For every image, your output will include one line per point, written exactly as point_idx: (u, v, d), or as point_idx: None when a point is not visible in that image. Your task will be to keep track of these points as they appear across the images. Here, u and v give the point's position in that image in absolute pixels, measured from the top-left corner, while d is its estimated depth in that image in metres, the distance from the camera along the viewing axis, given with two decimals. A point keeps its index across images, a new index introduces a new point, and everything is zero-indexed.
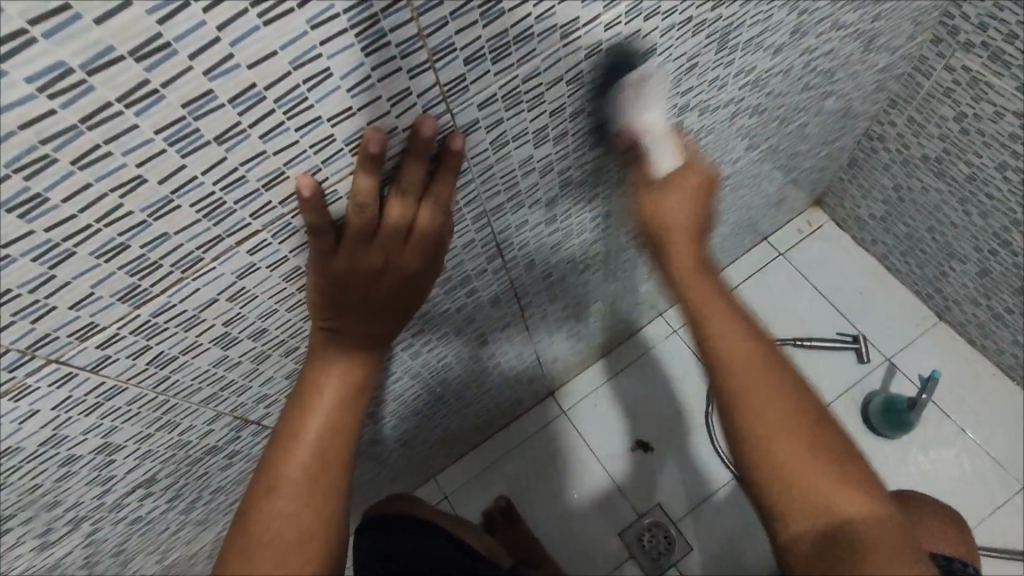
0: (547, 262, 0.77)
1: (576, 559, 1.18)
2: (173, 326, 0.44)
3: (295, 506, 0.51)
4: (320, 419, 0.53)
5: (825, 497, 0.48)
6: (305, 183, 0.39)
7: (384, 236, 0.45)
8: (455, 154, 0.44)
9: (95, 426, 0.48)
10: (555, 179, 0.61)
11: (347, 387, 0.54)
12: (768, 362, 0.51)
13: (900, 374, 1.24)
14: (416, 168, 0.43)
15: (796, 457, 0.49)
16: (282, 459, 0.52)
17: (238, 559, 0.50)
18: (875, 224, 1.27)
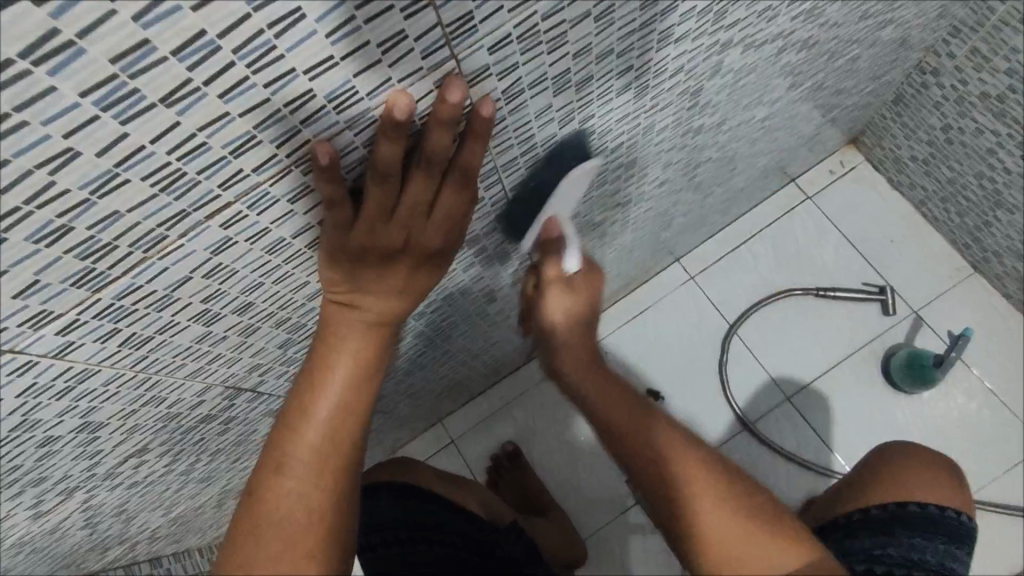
0: (562, 216, 0.71)
1: (583, 504, 1.18)
2: (144, 308, 0.40)
3: (305, 485, 0.49)
4: (333, 398, 0.49)
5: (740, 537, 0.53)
6: (321, 149, 0.35)
7: (405, 212, 0.42)
8: (482, 121, 0.39)
9: (71, 408, 0.44)
10: (576, 129, 0.54)
11: (362, 365, 0.49)
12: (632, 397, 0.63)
13: (926, 327, 1.19)
14: (442, 136, 0.38)
15: (724, 518, 0.54)
16: (292, 436, 0.49)
17: (247, 534, 0.49)
18: (916, 167, 1.17)
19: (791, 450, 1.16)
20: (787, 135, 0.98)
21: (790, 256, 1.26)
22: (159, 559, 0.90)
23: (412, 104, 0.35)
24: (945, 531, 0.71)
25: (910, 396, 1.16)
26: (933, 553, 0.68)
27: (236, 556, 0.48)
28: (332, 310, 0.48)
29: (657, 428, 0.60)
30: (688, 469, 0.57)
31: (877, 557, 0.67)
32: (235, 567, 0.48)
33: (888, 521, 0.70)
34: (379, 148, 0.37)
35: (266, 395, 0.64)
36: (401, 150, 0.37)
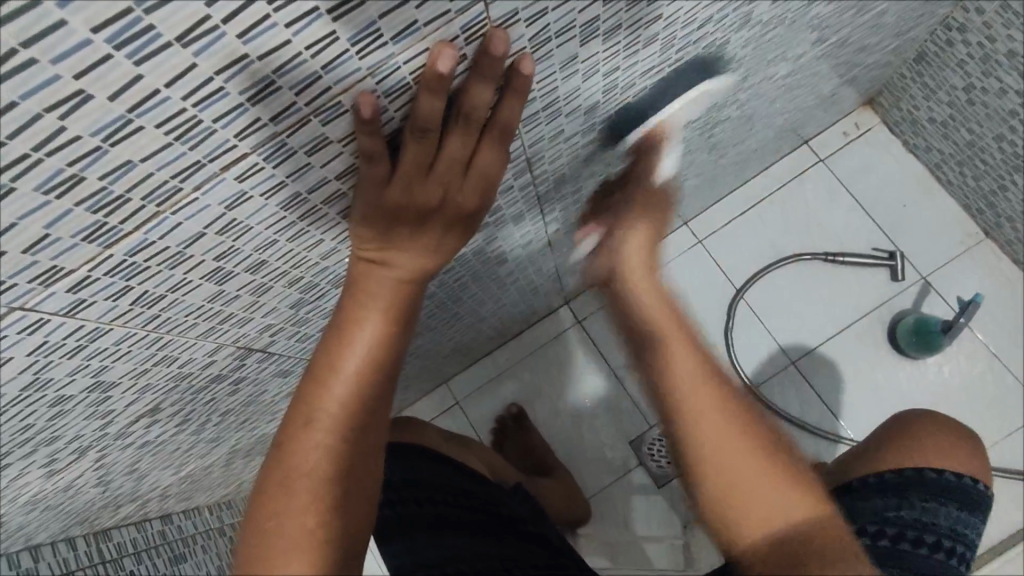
0: (578, 176, 0.69)
1: (586, 466, 1.20)
2: (157, 265, 0.38)
3: (333, 442, 0.49)
4: (361, 355, 0.49)
5: (746, 484, 0.52)
6: (365, 101, 0.35)
7: (443, 169, 0.42)
8: (522, 78, 0.40)
9: (83, 367, 0.43)
10: (601, 82, 0.51)
11: (389, 322, 0.49)
12: (706, 376, 0.55)
13: (934, 294, 1.19)
14: (483, 92, 0.39)
15: (732, 450, 0.53)
16: (319, 391, 0.49)
17: (273, 488, 0.49)
18: (934, 130, 1.15)
19: (793, 413, 1.17)
20: (807, 94, 0.95)
21: (800, 221, 1.24)
22: (170, 515, 0.92)
23: (456, 57, 0.35)
24: (964, 501, 0.72)
25: (915, 362, 1.16)
26: (945, 517, 0.70)
27: (265, 511, 0.48)
28: (362, 267, 0.48)
29: (732, 408, 0.55)
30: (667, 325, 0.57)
31: (890, 518, 0.69)
32: (262, 521, 0.48)
33: (902, 485, 0.72)
34: (420, 102, 0.37)
35: (277, 355, 0.63)
36: (441, 106, 0.38)
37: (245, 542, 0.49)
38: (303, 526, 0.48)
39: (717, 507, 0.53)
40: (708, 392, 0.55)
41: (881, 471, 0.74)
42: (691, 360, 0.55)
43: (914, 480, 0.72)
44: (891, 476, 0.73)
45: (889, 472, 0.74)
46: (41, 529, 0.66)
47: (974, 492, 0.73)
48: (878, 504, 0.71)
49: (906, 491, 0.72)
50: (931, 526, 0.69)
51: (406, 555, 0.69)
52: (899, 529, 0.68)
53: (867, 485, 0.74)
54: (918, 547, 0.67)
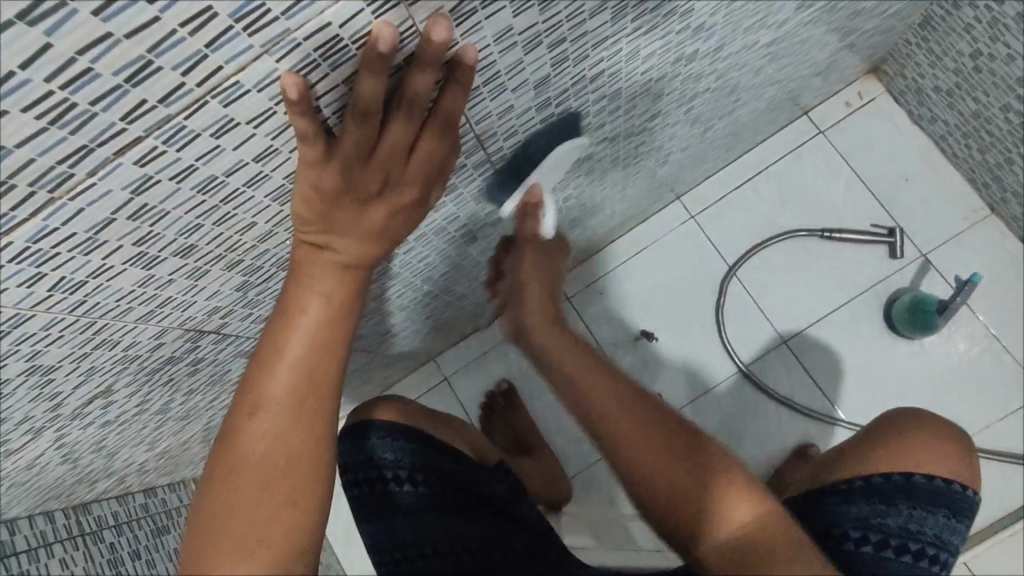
0: (542, 152, 0.66)
1: (571, 443, 1.19)
2: (69, 251, 0.37)
3: (281, 428, 0.48)
4: (305, 339, 0.48)
5: (688, 484, 0.54)
6: (290, 80, 0.34)
7: (384, 152, 0.41)
8: (464, 69, 0.41)
9: (13, 352, 0.43)
10: (546, 54, 0.48)
11: (332, 306, 0.48)
12: (617, 381, 0.61)
13: (934, 272, 1.15)
14: (425, 78, 0.38)
15: (672, 467, 0.55)
16: (261, 378, 0.48)
17: (223, 481, 0.48)
18: (940, 99, 1.09)
19: (782, 393, 1.15)
20: (798, 62, 0.91)
21: (796, 195, 1.20)
22: (153, 488, 0.94)
23: (396, 35, 0.35)
24: (950, 507, 0.69)
25: (910, 342, 1.13)
26: (932, 526, 0.68)
27: (215, 503, 0.48)
28: (303, 253, 0.47)
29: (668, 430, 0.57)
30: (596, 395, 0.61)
31: (873, 525, 0.67)
32: (212, 514, 0.48)
33: (890, 491, 0.69)
34: (362, 83, 0.37)
35: (232, 336, 0.62)
36: (382, 87, 0.37)
37: (194, 537, 0.48)
38: (255, 516, 0.47)
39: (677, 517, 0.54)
40: (601, 382, 0.61)
41: (871, 474, 0.71)
42: (608, 397, 0.60)
43: (903, 488, 0.69)
44: (880, 481, 0.70)
45: (877, 477, 0.70)
46: (15, 503, 0.68)
47: (961, 497, 0.70)
48: (864, 508, 0.68)
49: (892, 495, 0.69)
50: (915, 534, 0.67)
51: (383, 534, 0.72)
52: (884, 536, 0.67)
53: (853, 487, 0.70)
54: (900, 555, 0.66)
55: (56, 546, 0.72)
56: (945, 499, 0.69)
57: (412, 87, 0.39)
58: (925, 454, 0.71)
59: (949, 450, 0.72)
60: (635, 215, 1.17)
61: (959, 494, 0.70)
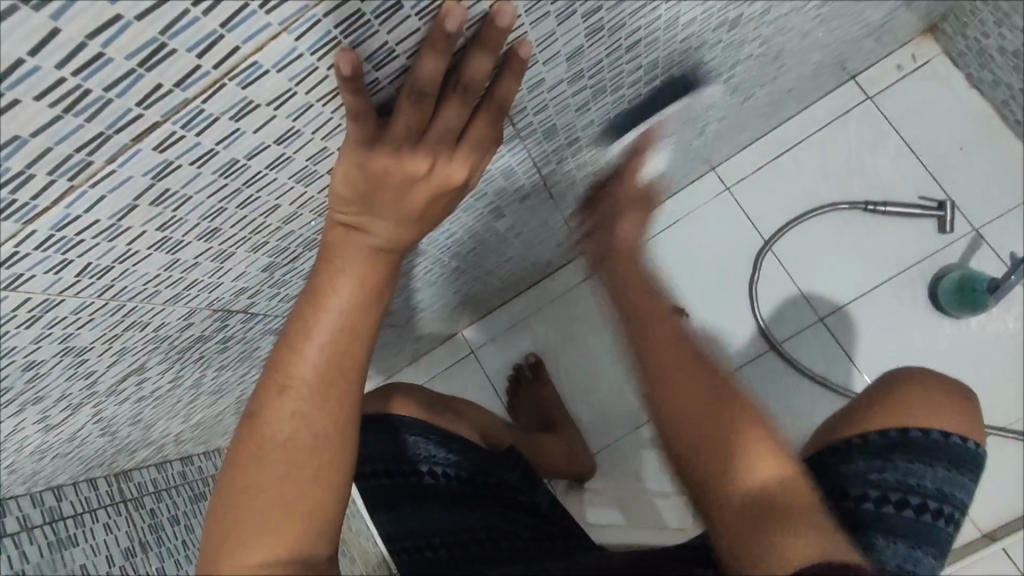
0: (573, 126, 0.63)
1: (598, 418, 1.18)
2: (92, 238, 0.37)
3: (310, 409, 0.48)
4: (336, 321, 0.47)
5: (732, 460, 0.50)
6: (344, 60, 0.34)
7: (432, 138, 0.41)
8: (518, 62, 0.41)
9: (45, 335, 0.43)
10: (581, 25, 0.46)
11: (362, 291, 0.47)
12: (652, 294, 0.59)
13: (985, 247, 1.09)
14: (485, 62, 0.38)
15: (703, 415, 0.52)
16: (292, 359, 0.48)
17: (249, 460, 0.48)
18: (1003, 62, 1.01)
19: (807, 364, 1.12)
20: (850, 23, 0.85)
21: (840, 165, 1.14)
22: (189, 456, 0.97)
23: (464, 15, 0.35)
24: (950, 459, 0.67)
25: (956, 321, 1.08)
26: (932, 480, 0.66)
27: (242, 480, 0.47)
28: (336, 233, 0.46)
29: (707, 379, 0.53)
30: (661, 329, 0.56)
31: (873, 481, 0.66)
32: (235, 494, 0.47)
33: (886, 447, 0.67)
34: (423, 62, 0.36)
35: (260, 315, 0.62)
36: (444, 67, 0.37)
37: (217, 514, 0.48)
38: (281, 498, 0.47)
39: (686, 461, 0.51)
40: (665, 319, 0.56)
41: (866, 432, 0.69)
42: (681, 362, 0.54)
43: (898, 442, 0.67)
44: (876, 438, 0.68)
45: (874, 434, 0.69)
46: (59, 471, 0.70)
47: (963, 450, 0.68)
48: (862, 466, 0.67)
49: (890, 452, 0.67)
50: (914, 488, 0.65)
51: (392, 526, 0.76)
52: (883, 493, 0.65)
53: (850, 446, 0.69)
54: (901, 511, 0.64)
55: (99, 512, 0.75)
56: (941, 453, 0.67)
57: (471, 71, 0.38)
58: (920, 409, 0.69)
59: (940, 403, 0.70)
60: (669, 186, 1.13)
61: (958, 446, 0.68)
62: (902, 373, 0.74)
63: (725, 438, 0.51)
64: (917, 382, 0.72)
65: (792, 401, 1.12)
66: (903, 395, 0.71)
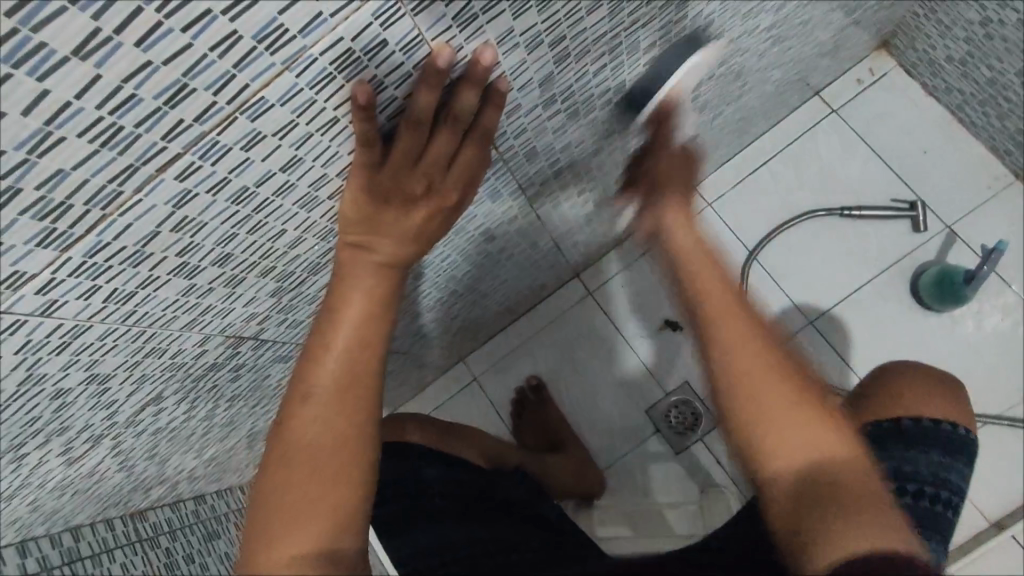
0: (552, 149, 0.69)
1: (601, 435, 1.20)
2: (119, 264, 0.41)
3: (331, 413, 0.51)
4: (351, 329, 0.51)
5: (804, 448, 0.52)
6: (359, 89, 0.39)
7: (428, 161, 0.45)
8: (498, 95, 0.46)
9: (73, 362, 0.47)
10: (549, 53, 0.51)
11: (374, 301, 0.51)
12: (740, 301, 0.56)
13: (960, 243, 1.13)
14: (472, 95, 0.44)
15: (781, 402, 0.53)
16: (309, 371, 0.51)
17: (278, 462, 0.51)
18: (953, 69, 1.08)
19: None
20: (804, 43, 0.91)
21: (813, 176, 1.20)
22: (202, 495, 0.98)
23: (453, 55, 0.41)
24: (942, 444, 0.70)
25: (940, 315, 1.12)
26: (928, 464, 0.68)
27: (275, 480, 0.51)
28: (344, 253, 0.50)
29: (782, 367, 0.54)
30: (730, 318, 0.55)
31: None
32: (270, 498, 0.50)
33: (882, 437, 0.70)
34: (419, 96, 0.42)
35: (269, 342, 0.66)
36: (436, 99, 0.42)
37: (253, 518, 0.51)
38: (308, 496, 0.50)
39: (739, 430, 0.54)
40: (714, 277, 0.57)
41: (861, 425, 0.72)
42: (751, 355, 0.54)
43: (892, 431, 0.70)
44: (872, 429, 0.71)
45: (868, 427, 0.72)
46: (78, 511, 0.72)
47: (954, 435, 0.70)
48: None
49: (884, 441, 0.70)
50: (911, 474, 0.67)
51: (406, 547, 0.75)
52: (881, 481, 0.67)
53: None
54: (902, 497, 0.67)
55: (117, 552, 0.76)
56: (935, 438, 0.69)
57: (459, 103, 0.43)
58: (907, 397, 0.72)
59: (926, 389, 0.72)
60: None
61: (949, 432, 0.70)
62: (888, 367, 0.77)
63: (769, 425, 0.53)
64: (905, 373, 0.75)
65: None
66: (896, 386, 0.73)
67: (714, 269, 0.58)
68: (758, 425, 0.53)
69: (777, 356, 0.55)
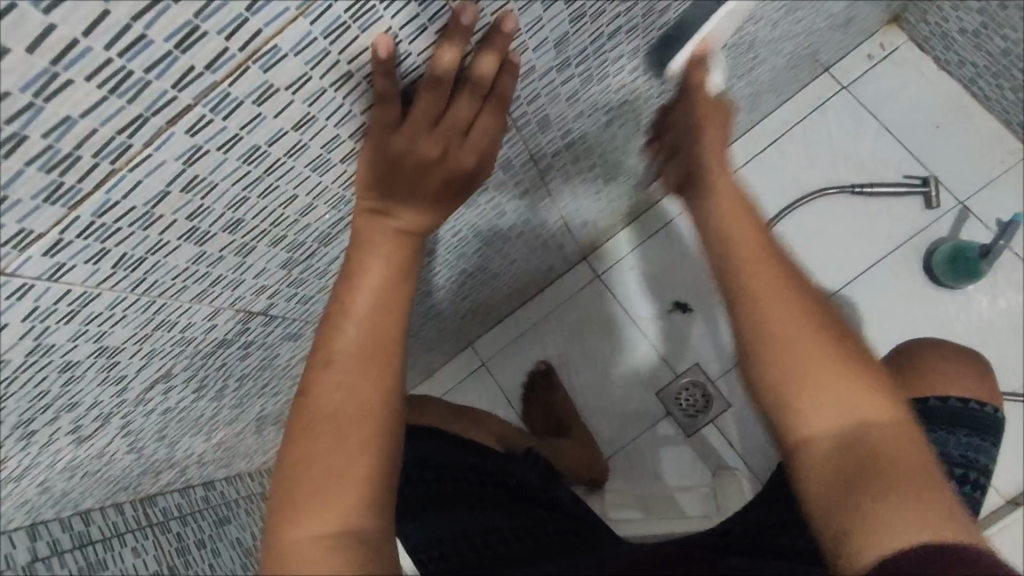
0: (565, 118, 0.67)
1: (611, 419, 1.19)
2: (128, 226, 0.40)
3: (352, 381, 0.50)
4: (371, 296, 0.50)
5: (844, 415, 0.51)
6: (381, 42, 0.39)
7: (446, 125, 0.44)
8: (513, 62, 0.47)
9: (81, 332, 0.46)
10: (564, 11, 0.49)
11: (394, 268, 0.50)
12: (772, 274, 0.54)
13: (974, 219, 1.12)
14: (491, 59, 0.44)
15: (818, 365, 0.52)
16: (328, 342, 0.51)
17: (300, 433, 0.50)
18: (966, 41, 1.06)
19: None
20: (816, 13, 0.90)
21: (823, 153, 1.18)
22: (212, 481, 0.97)
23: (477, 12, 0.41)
24: (968, 424, 0.68)
25: (954, 292, 1.10)
26: (955, 447, 0.67)
27: (298, 450, 0.50)
28: (361, 220, 0.49)
29: (832, 352, 0.52)
30: (757, 270, 0.54)
31: None
32: (295, 469, 0.50)
33: None
34: (440, 53, 0.42)
35: (279, 319, 0.65)
36: (457, 58, 0.42)
37: (277, 490, 0.50)
38: (332, 466, 0.49)
39: (767, 390, 0.53)
40: (759, 245, 0.54)
41: None
42: (779, 301, 0.53)
43: (920, 413, 0.68)
44: None
45: None
46: (88, 495, 0.71)
47: (979, 414, 0.69)
48: None
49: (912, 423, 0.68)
50: (939, 456, 0.66)
51: (422, 532, 0.74)
52: None
53: None
54: None
55: (128, 536, 0.75)
56: (962, 418, 0.68)
57: (479, 66, 0.44)
58: (933, 378, 0.70)
59: (952, 370, 0.71)
60: (661, 186, 1.17)
61: (977, 412, 0.69)
62: (917, 345, 0.75)
63: (796, 392, 0.52)
64: (949, 359, 0.72)
65: None
66: (924, 367, 0.71)
67: (742, 223, 0.55)
68: (796, 395, 0.52)
69: (820, 331, 0.53)
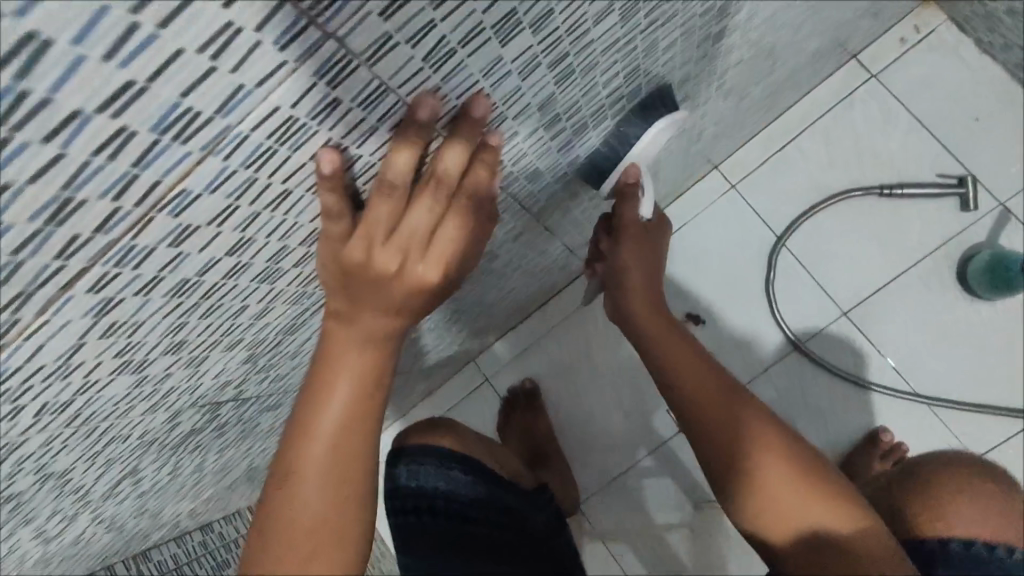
0: (559, 164, 0.60)
1: (613, 439, 1.15)
2: (43, 382, 0.34)
3: (316, 497, 0.45)
4: (339, 409, 0.44)
5: (807, 519, 0.57)
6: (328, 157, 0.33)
7: (401, 236, 0.37)
8: (491, 150, 0.39)
9: (17, 472, 0.41)
10: (549, 75, 0.42)
11: (364, 378, 0.44)
12: (701, 357, 0.62)
13: (1013, 222, 1.03)
14: (456, 155, 0.37)
15: (789, 489, 0.57)
16: (295, 455, 0.45)
17: (261, 544, 0.46)
18: (1013, 24, 0.95)
19: (834, 362, 1.07)
20: (844, 9, 0.80)
21: (848, 150, 1.09)
22: (209, 524, 0.95)
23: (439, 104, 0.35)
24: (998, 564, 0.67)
25: (991, 303, 1.03)
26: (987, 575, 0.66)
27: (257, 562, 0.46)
28: (322, 322, 0.43)
29: (799, 469, 0.58)
30: (694, 371, 0.60)
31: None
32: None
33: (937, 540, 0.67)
34: (392, 159, 0.35)
35: (252, 398, 0.60)
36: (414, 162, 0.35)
37: None
38: None
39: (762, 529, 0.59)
40: (699, 369, 0.61)
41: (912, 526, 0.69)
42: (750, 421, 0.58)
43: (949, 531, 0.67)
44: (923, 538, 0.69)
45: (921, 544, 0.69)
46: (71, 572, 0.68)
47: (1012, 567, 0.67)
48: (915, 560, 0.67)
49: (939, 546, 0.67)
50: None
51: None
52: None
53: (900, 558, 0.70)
54: None
55: None
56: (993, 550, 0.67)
57: (443, 163, 0.37)
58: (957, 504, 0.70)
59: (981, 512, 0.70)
60: (671, 192, 1.09)
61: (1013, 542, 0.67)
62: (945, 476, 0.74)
63: (771, 510, 0.58)
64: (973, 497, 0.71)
65: (822, 403, 1.07)
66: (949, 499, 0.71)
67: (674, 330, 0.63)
68: (771, 510, 0.58)
69: (774, 449, 0.58)
